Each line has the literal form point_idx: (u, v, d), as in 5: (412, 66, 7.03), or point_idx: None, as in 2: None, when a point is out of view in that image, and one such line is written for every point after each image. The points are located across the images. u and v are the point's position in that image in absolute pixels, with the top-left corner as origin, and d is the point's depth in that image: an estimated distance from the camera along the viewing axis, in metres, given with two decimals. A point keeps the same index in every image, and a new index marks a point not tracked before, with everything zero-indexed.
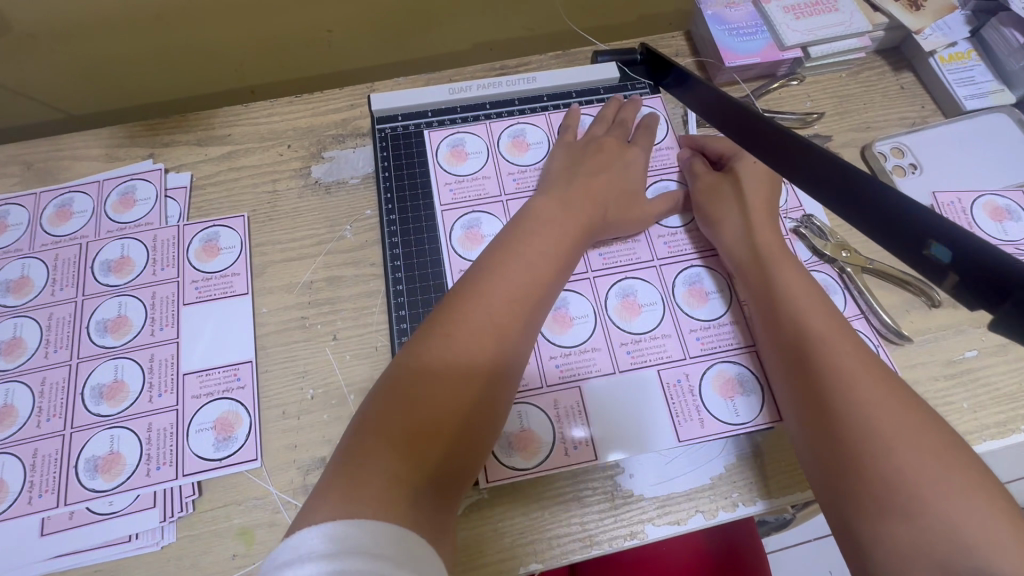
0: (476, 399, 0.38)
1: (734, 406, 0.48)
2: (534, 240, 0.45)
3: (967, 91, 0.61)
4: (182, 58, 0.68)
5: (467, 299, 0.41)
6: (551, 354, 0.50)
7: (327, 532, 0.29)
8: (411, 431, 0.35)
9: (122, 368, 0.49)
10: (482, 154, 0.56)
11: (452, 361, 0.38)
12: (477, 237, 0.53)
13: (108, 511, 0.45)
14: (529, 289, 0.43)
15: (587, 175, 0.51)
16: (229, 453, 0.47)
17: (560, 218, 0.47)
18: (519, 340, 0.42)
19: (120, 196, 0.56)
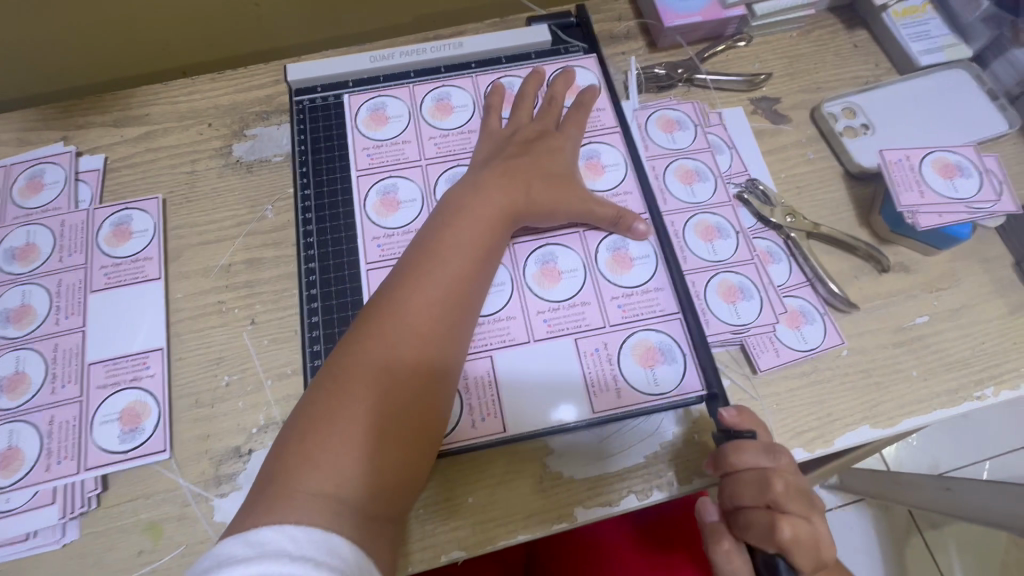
0: (412, 401, 0.38)
1: (654, 376, 0.45)
2: (460, 232, 0.44)
3: (921, 47, 0.59)
4: (104, 36, 0.65)
5: (388, 302, 0.40)
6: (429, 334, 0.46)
7: (253, 538, 0.30)
8: (344, 441, 0.35)
9: (23, 359, 0.46)
10: (401, 121, 0.53)
11: (379, 366, 0.38)
12: (392, 203, 0.50)
13: (5, 509, 0.42)
14: (456, 284, 0.42)
15: (506, 159, 0.48)
16: (136, 445, 0.45)
17: (484, 206, 0.45)
18: (448, 343, 0.41)
19: (28, 180, 0.53)
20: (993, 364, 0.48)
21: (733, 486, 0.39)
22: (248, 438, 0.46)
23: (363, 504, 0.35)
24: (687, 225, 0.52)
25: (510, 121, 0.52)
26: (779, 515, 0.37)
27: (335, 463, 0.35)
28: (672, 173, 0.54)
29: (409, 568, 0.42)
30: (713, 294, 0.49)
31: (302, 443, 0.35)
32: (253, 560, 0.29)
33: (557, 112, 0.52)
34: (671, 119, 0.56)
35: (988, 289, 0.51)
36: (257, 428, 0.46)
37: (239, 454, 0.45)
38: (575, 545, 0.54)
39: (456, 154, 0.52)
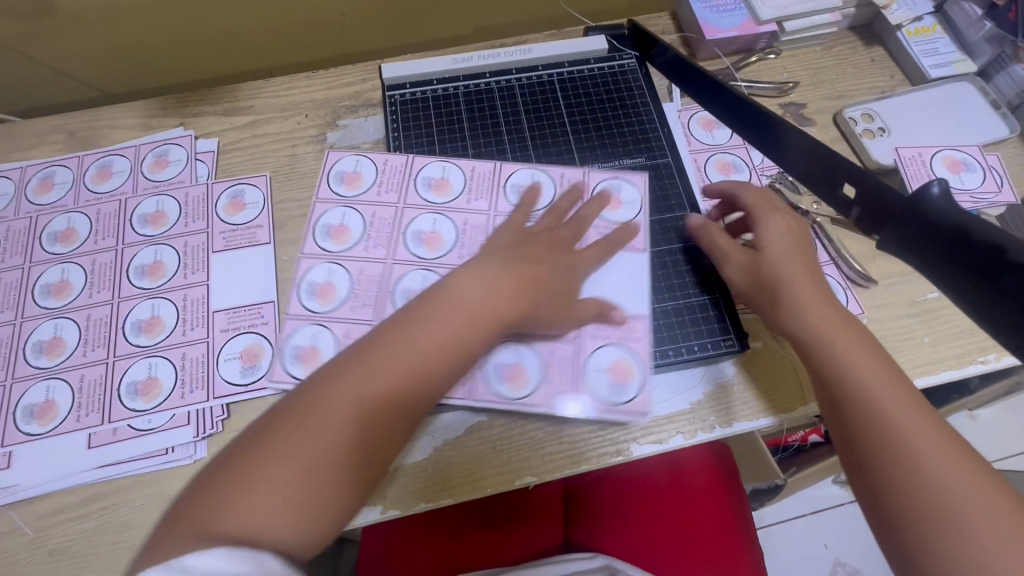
0: (362, 462, 0.38)
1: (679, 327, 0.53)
2: (480, 290, 0.44)
3: (931, 62, 0.66)
4: (209, 40, 0.74)
5: (384, 345, 0.40)
6: (487, 390, 0.50)
7: (188, 563, 0.30)
8: (294, 475, 0.35)
9: (158, 306, 0.54)
10: (376, 174, 0.60)
11: (338, 415, 0.37)
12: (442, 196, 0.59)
13: (147, 428, 0.50)
14: (455, 339, 0.42)
15: (534, 246, 0.49)
16: (254, 379, 0.52)
17: (516, 261, 0.46)
18: (423, 387, 0.41)
19: (155, 159, 0.62)
20: None
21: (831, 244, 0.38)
22: None
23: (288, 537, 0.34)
24: None
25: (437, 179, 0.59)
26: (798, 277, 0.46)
27: (269, 491, 0.34)
28: (712, 165, 0.62)
29: (488, 488, 0.49)
30: None
31: (263, 460, 0.35)
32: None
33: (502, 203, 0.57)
34: (711, 119, 0.64)
35: None
36: None
37: None
38: (624, 483, 0.62)
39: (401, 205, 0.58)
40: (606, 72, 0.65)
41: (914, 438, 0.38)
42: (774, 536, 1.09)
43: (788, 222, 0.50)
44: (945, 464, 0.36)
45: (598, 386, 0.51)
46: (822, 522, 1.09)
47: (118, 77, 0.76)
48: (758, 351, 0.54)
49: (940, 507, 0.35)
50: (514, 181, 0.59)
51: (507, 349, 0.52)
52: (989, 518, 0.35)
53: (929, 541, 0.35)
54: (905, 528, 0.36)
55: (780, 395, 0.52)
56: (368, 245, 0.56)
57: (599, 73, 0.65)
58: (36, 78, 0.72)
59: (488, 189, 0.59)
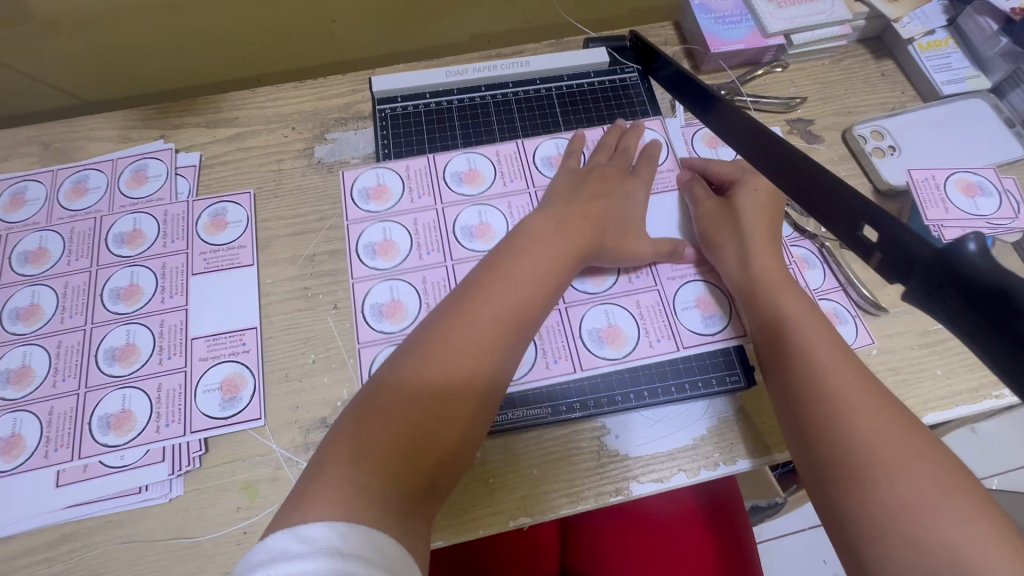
0: (447, 429, 0.40)
1: (710, 321, 0.53)
2: (530, 260, 0.47)
3: (944, 77, 0.64)
4: (193, 46, 0.71)
5: (454, 323, 0.43)
6: (578, 349, 0.52)
7: (306, 534, 0.31)
8: (395, 449, 0.37)
9: (133, 332, 0.52)
10: (402, 184, 0.58)
11: (417, 392, 0.40)
12: (472, 180, 0.57)
13: (119, 464, 0.47)
14: (518, 310, 0.45)
15: (585, 200, 0.52)
16: (234, 412, 0.49)
17: (557, 237, 0.49)
18: (495, 361, 0.43)
19: (133, 174, 0.59)
20: None
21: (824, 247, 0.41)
22: (334, 410, 0.50)
23: (400, 506, 0.36)
24: None
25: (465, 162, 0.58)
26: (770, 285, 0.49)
27: (376, 464, 0.36)
28: None
29: (482, 530, 0.47)
30: None
31: (362, 443, 0.37)
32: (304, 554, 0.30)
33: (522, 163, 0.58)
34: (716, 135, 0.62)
35: None
36: (342, 402, 0.51)
37: (325, 424, 0.50)
38: (635, 515, 0.58)
39: (427, 202, 0.57)
40: (607, 86, 0.63)
41: (862, 424, 0.38)
42: (773, 551, 1.07)
43: (763, 203, 0.53)
44: (895, 450, 0.36)
45: (690, 321, 0.53)
46: (821, 538, 1.07)
47: (98, 84, 0.72)
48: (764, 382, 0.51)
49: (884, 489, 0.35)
50: (543, 153, 0.59)
51: (592, 312, 0.53)
52: (938, 505, 0.34)
53: (868, 520, 0.35)
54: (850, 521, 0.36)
55: None
56: (421, 253, 0.55)
57: (599, 87, 0.63)
58: (11, 85, 0.68)
59: (519, 168, 0.58)
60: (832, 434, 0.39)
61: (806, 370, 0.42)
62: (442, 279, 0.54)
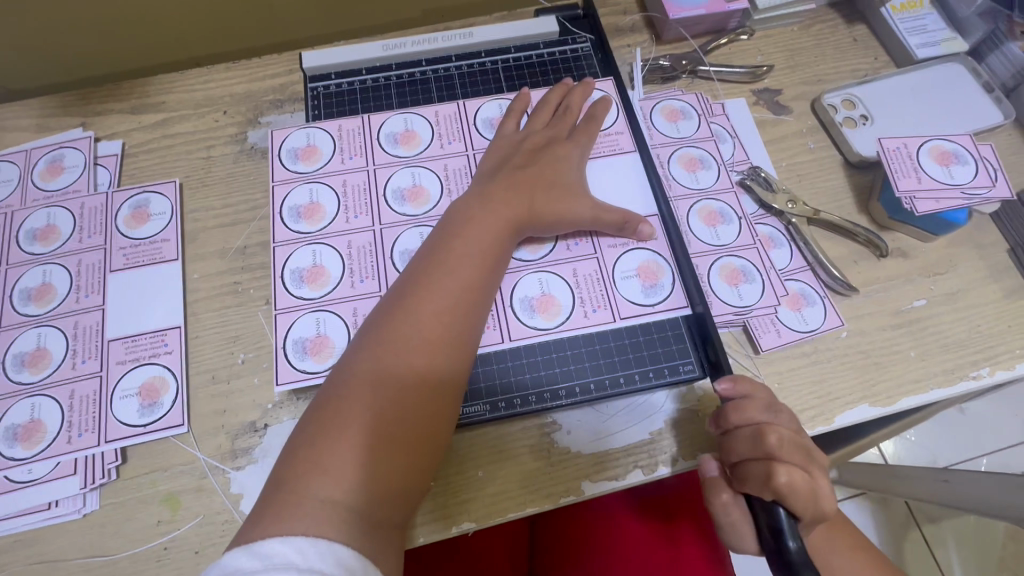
0: (410, 428, 0.38)
1: (651, 291, 0.49)
2: (469, 241, 0.44)
3: (919, 40, 0.60)
4: (119, 28, 0.67)
5: (398, 317, 0.41)
6: (508, 320, 0.48)
7: (262, 550, 0.30)
8: (353, 454, 0.36)
9: (45, 336, 0.48)
10: (333, 144, 0.53)
11: (371, 394, 0.38)
12: (406, 138, 0.53)
13: (27, 479, 0.43)
14: (468, 291, 0.43)
15: (514, 171, 0.49)
16: (154, 418, 0.46)
17: (491, 213, 0.46)
18: (455, 351, 0.41)
19: (48, 164, 0.55)
20: (989, 346, 0.49)
21: (729, 443, 0.41)
22: (264, 413, 0.47)
23: (368, 511, 0.35)
24: (691, 211, 0.53)
25: (398, 121, 0.54)
26: (775, 463, 0.37)
27: (340, 477, 0.35)
28: (677, 161, 0.55)
29: (420, 538, 0.43)
30: (717, 277, 0.50)
31: (316, 456, 0.35)
32: (267, 572, 0.29)
33: (457, 125, 0.54)
34: (676, 109, 0.58)
35: (984, 274, 0.52)
36: (272, 404, 0.47)
37: (255, 428, 0.46)
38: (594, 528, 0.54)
39: (355, 163, 0.52)
40: (557, 58, 0.58)
41: None
42: None
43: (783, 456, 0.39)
44: None
45: (630, 291, 0.49)
46: None
47: (22, 73, 0.68)
48: None
49: None
50: (484, 114, 0.55)
51: (526, 280, 0.49)
52: None
53: None
54: None
55: None
56: (349, 217, 0.50)
57: (549, 59, 0.58)
58: None
59: (457, 129, 0.54)
60: None
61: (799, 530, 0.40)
62: (368, 244, 0.49)
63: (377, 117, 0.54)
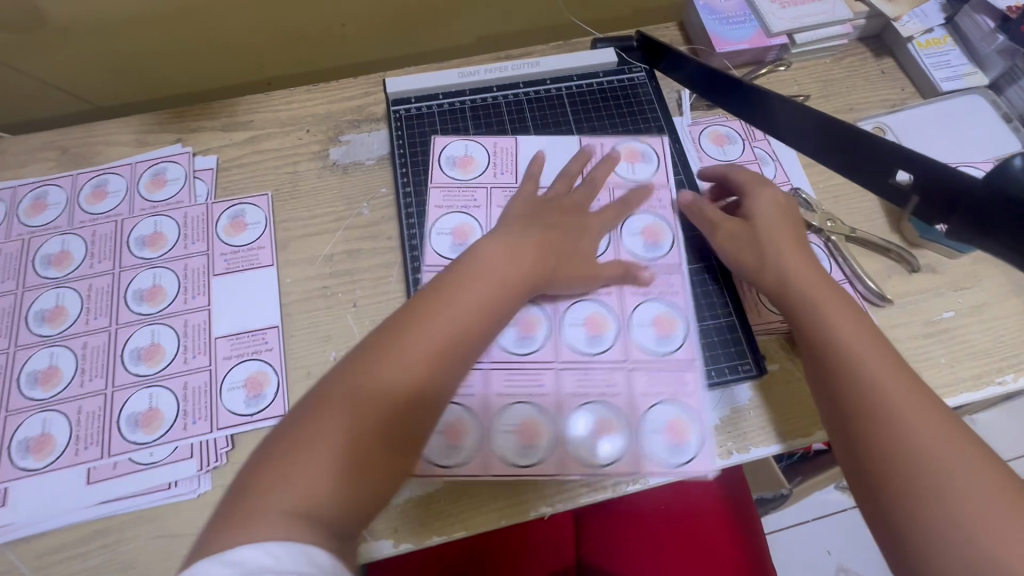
0: (399, 435, 0.39)
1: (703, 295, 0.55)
2: (474, 271, 0.46)
3: (942, 74, 0.66)
4: (205, 53, 0.72)
5: (408, 325, 0.42)
6: (626, 308, 0.54)
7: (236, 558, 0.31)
8: (343, 454, 0.37)
9: (158, 332, 0.53)
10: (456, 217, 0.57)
11: (379, 398, 0.39)
12: (469, 161, 0.60)
13: (148, 462, 0.48)
14: (457, 324, 0.43)
15: (546, 223, 0.52)
16: (259, 409, 0.50)
17: (502, 248, 0.48)
18: (443, 375, 0.42)
19: (152, 177, 0.60)
20: (1012, 355, 0.54)
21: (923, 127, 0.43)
22: None
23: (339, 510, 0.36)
24: None
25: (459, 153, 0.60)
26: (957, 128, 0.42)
27: (327, 469, 0.36)
28: None
29: (502, 520, 0.48)
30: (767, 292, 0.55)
31: (303, 445, 0.37)
32: None
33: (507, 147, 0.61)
34: (721, 134, 0.63)
35: (1008, 289, 0.57)
36: None
37: None
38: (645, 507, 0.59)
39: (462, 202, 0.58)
40: (616, 86, 0.64)
41: (918, 436, 0.38)
42: (778, 543, 1.08)
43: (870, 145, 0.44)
44: (944, 453, 0.37)
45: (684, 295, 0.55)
46: (828, 530, 1.08)
47: (113, 91, 0.74)
48: (774, 374, 0.53)
49: (921, 505, 0.36)
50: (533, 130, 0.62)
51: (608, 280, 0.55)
52: (980, 502, 0.35)
53: (880, 444, 0.38)
54: (881, 491, 0.38)
55: (797, 420, 0.51)
56: None
57: (608, 86, 0.64)
58: (26, 91, 0.70)
59: (505, 151, 0.60)
60: (873, 420, 0.39)
61: (850, 365, 0.42)
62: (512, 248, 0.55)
63: (454, 164, 0.60)
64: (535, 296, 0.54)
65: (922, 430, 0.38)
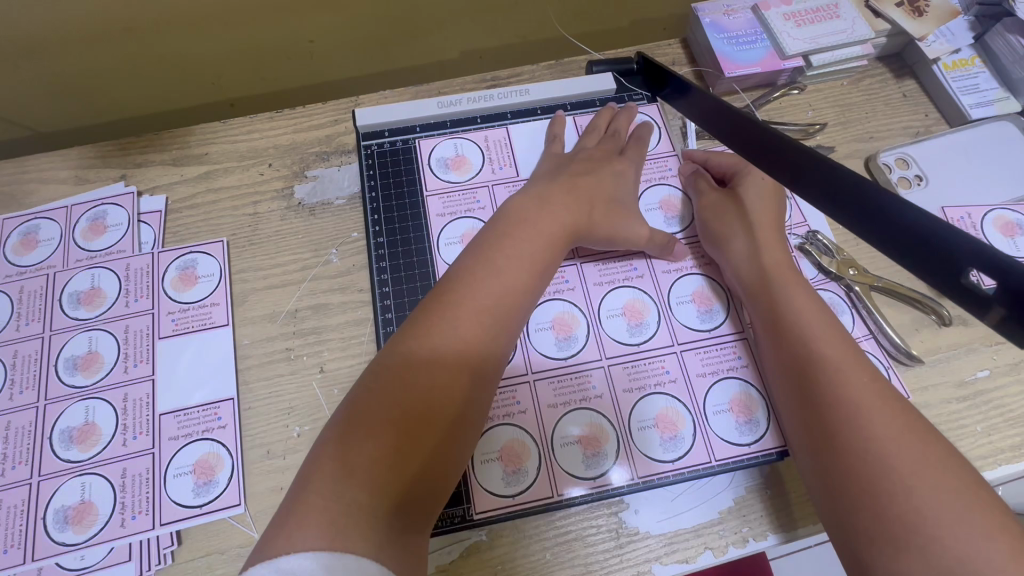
0: (448, 418, 0.36)
1: (711, 314, 0.50)
2: (515, 240, 0.44)
3: (972, 99, 0.60)
4: (156, 72, 0.65)
5: (435, 314, 0.39)
6: (663, 287, 0.51)
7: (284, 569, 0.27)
8: (392, 439, 0.34)
9: (92, 409, 0.46)
10: (458, 221, 0.53)
11: (427, 376, 0.36)
12: (459, 161, 0.56)
13: (79, 567, 0.42)
14: (503, 297, 0.41)
15: (570, 179, 0.50)
16: (209, 499, 0.44)
17: (544, 216, 0.47)
18: (490, 353, 0.40)
19: (90, 222, 0.53)
20: None
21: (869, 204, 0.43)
22: None
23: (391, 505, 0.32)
24: None
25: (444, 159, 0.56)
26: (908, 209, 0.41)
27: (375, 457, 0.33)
28: None
29: None
30: None
31: (346, 455, 0.33)
32: None
33: (497, 145, 0.57)
34: None
35: None
36: None
37: None
38: None
39: (460, 207, 0.54)
40: None
41: (889, 450, 0.35)
42: None
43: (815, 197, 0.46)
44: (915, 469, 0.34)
45: (685, 316, 0.50)
46: None
47: (54, 115, 0.66)
48: None
49: (892, 524, 0.33)
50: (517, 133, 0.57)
51: (609, 294, 0.51)
52: (958, 529, 0.31)
53: (852, 457, 0.36)
54: (851, 508, 0.35)
55: None
56: None
57: None
58: None
59: (492, 153, 0.56)
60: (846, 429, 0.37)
61: (828, 374, 0.39)
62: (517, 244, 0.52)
63: (446, 167, 0.56)
64: (564, 289, 0.51)
65: (905, 443, 0.35)
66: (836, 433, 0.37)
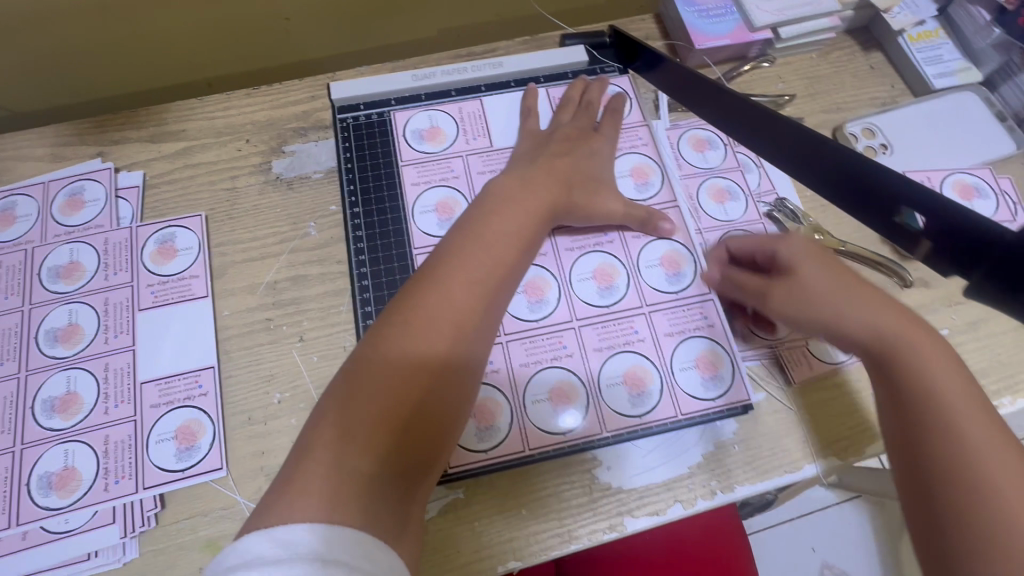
0: (434, 395, 0.37)
1: (680, 277, 0.52)
2: (499, 220, 0.45)
3: (935, 70, 0.61)
4: (131, 50, 0.65)
5: (420, 293, 0.39)
6: (633, 251, 0.53)
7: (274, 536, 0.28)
8: (379, 416, 0.34)
9: (73, 379, 0.47)
10: (433, 190, 0.55)
11: (413, 354, 0.37)
12: (434, 133, 0.56)
13: (63, 530, 0.43)
14: (489, 274, 0.42)
15: (551, 156, 0.51)
16: (192, 463, 0.45)
17: (528, 197, 0.47)
18: (478, 332, 0.40)
19: (68, 198, 0.53)
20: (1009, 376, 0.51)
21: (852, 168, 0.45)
22: None
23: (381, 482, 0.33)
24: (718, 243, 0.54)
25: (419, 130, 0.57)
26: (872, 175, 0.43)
27: (362, 435, 0.34)
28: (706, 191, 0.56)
29: None
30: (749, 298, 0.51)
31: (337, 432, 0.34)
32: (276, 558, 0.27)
33: (471, 117, 0.57)
34: (702, 138, 0.58)
35: None
36: None
37: None
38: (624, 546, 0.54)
39: (434, 176, 0.55)
40: None
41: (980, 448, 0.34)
42: None
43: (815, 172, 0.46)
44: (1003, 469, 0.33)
45: (654, 279, 0.52)
46: None
47: (29, 95, 0.66)
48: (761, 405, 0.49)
49: (992, 525, 0.32)
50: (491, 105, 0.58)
51: (580, 259, 0.52)
52: None
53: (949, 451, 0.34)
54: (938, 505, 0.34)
55: (786, 453, 0.47)
56: None
57: None
58: None
59: (466, 124, 0.57)
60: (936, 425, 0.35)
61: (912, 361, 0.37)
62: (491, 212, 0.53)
63: (421, 138, 0.56)
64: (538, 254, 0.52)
65: (997, 447, 0.34)
66: (915, 427, 0.36)
